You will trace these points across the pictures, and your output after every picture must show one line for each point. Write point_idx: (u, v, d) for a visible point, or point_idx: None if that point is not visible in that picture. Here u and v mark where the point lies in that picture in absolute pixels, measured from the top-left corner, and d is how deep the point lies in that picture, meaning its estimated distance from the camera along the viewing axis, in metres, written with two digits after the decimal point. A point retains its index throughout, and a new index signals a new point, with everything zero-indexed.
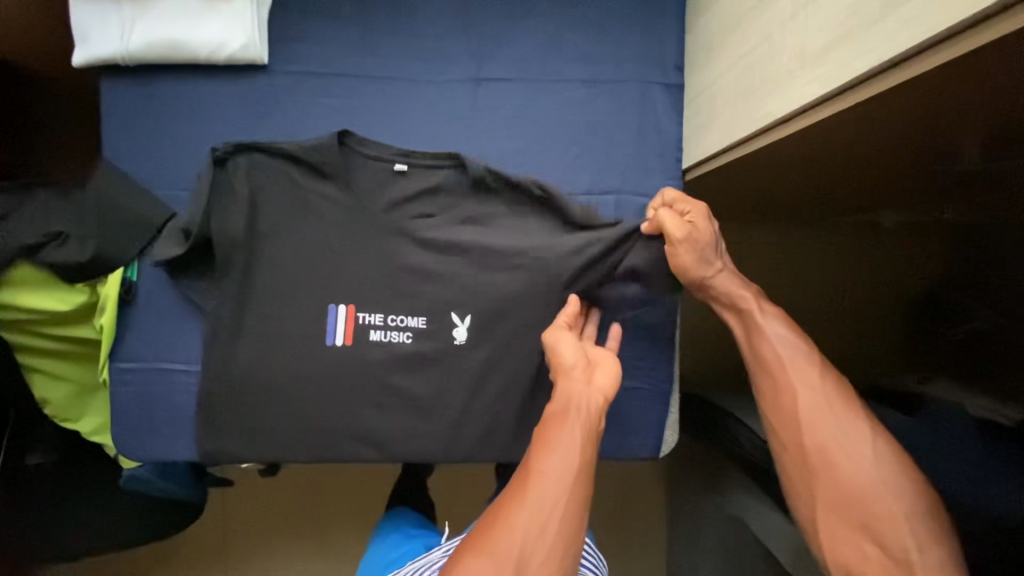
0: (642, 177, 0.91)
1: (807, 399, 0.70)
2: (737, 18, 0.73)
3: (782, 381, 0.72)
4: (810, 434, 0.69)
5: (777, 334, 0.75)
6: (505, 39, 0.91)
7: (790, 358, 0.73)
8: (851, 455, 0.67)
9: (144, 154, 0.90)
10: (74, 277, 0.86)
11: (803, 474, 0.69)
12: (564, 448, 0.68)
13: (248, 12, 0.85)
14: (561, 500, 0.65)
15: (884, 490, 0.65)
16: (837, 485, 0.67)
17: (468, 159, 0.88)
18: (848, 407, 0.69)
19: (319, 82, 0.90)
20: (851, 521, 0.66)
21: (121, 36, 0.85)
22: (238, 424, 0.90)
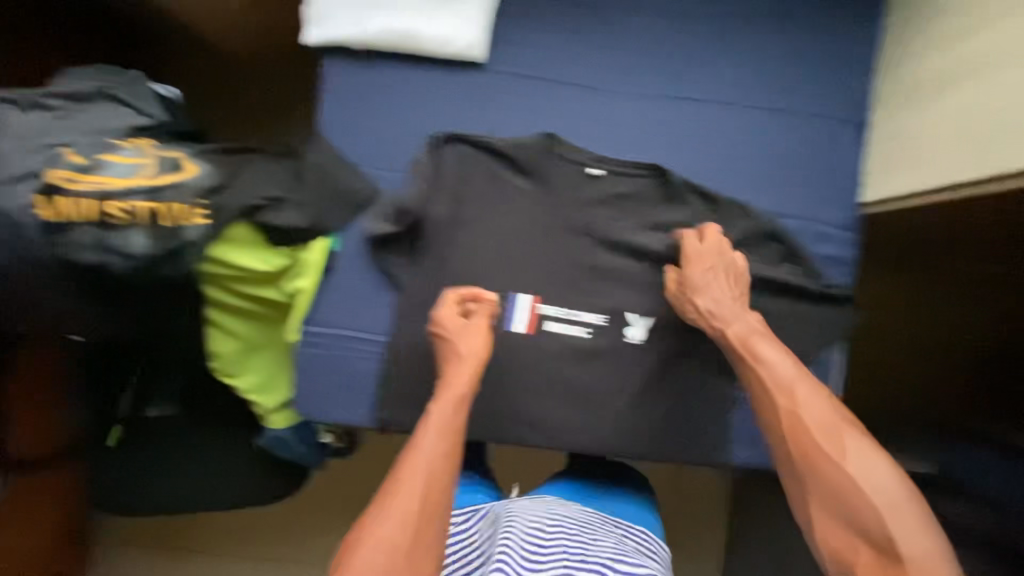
0: (821, 207, 0.95)
1: (791, 417, 0.74)
2: (960, 72, 0.78)
3: (806, 392, 0.75)
4: (792, 439, 0.73)
5: (766, 353, 0.80)
6: (704, 63, 0.96)
7: (787, 378, 0.77)
8: (834, 461, 0.70)
9: (356, 132, 0.95)
10: (285, 241, 0.91)
11: (800, 482, 0.72)
12: (433, 439, 0.75)
13: (480, 14, 0.91)
14: (440, 494, 0.70)
15: (877, 490, 0.67)
16: (824, 490, 0.69)
17: (664, 170, 0.94)
18: (846, 423, 0.72)
19: (530, 86, 0.95)
20: (842, 519, 0.68)
21: (357, 22, 0.91)
22: (415, 396, 0.95)
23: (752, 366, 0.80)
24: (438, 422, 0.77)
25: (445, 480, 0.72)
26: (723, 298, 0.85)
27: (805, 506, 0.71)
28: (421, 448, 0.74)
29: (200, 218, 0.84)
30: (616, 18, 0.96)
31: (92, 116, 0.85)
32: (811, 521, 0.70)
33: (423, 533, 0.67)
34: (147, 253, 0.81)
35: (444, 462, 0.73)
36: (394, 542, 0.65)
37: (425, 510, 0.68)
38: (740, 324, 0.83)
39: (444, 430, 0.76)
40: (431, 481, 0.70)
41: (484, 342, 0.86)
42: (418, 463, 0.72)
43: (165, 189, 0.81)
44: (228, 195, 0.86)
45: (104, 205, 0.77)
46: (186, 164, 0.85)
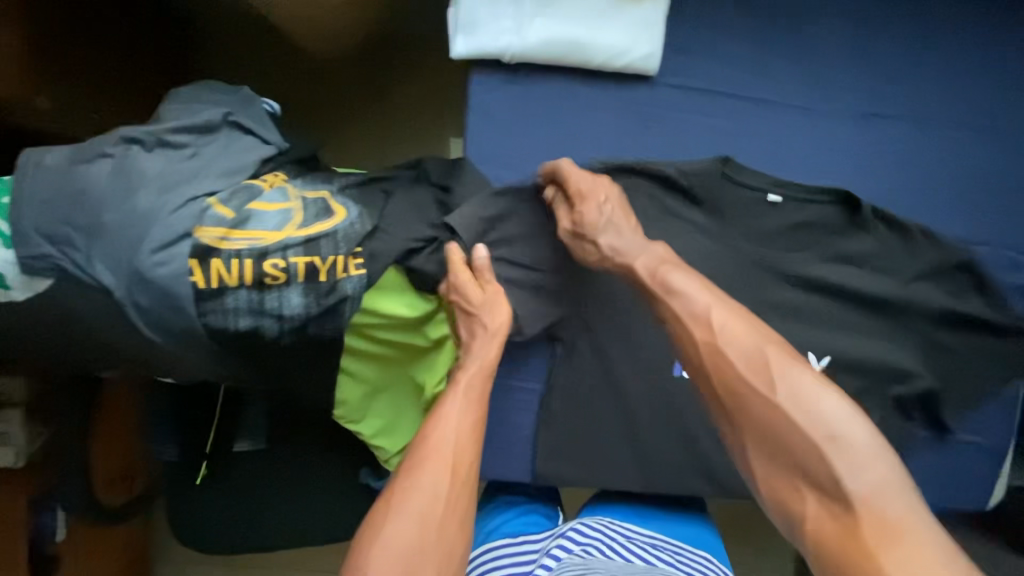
0: (1014, 232, 0.87)
1: (736, 353, 0.64)
2: None
3: (741, 326, 0.65)
4: (768, 414, 0.59)
5: (688, 290, 0.70)
6: (897, 75, 0.86)
7: (703, 314, 0.67)
8: (756, 396, 0.60)
9: (505, 157, 0.83)
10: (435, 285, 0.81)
11: (743, 422, 0.61)
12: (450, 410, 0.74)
13: (658, 19, 0.79)
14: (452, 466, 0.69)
15: (836, 429, 0.56)
16: (766, 429, 0.59)
17: (852, 198, 0.84)
18: (787, 359, 0.62)
19: (702, 101, 0.84)
20: (781, 461, 0.58)
21: (516, 30, 0.78)
22: (574, 448, 0.87)
23: (665, 301, 0.71)
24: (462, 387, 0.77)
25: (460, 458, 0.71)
26: (697, 295, 0.69)
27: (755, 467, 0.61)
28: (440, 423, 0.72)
29: (357, 268, 0.73)
30: (802, 20, 0.85)
31: (221, 149, 0.73)
32: (750, 471, 0.61)
33: (438, 522, 0.65)
34: (304, 312, 0.71)
35: (461, 442, 0.72)
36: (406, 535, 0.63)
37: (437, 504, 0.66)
38: (690, 303, 0.68)
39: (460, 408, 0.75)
40: (452, 460, 0.70)
41: (506, 313, 0.80)
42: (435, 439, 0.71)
43: (321, 239, 0.70)
44: (382, 238, 0.75)
45: (261, 264, 0.67)
46: (334, 206, 0.73)
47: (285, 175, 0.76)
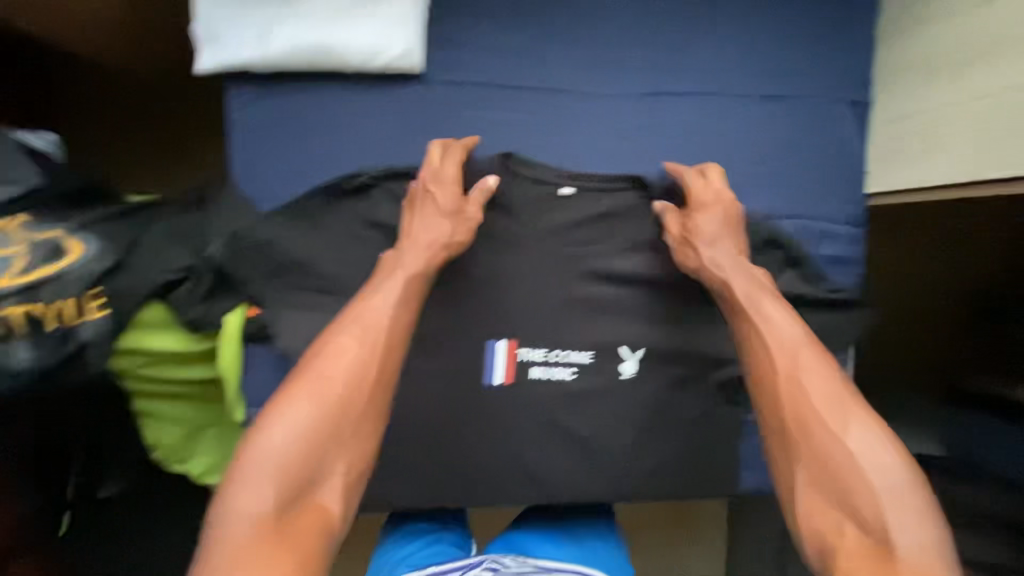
0: (820, 201, 0.84)
1: (819, 381, 0.63)
2: (982, 48, 0.67)
3: (810, 362, 0.64)
4: (791, 410, 0.62)
5: (770, 313, 0.68)
6: (685, 49, 0.82)
7: (790, 342, 0.66)
8: (833, 431, 0.60)
9: (272, 173, 0.78)
10: (192, 322, 0.74)
11: (785, 453, 0.62)
12: (341, 348, 0.62)
13: (411, 14, 0.74)
14: (335, 410, 0.59)
15: (867, 468, 0.58)
16: (841, 465, 0.58)
17: (644, 179, 0.81)
18: (856, 409, 0.61)
19: (480, 95, 0.79)
20: (832, 497, 0.58)
21: (258, 38, 0.73)
22: (389, 469, 0.84)
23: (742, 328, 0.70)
24: (364, 324, 0.65)
25: (383, 353, 0.64)
26: (727, 250, 0.74)
27: (783, 456, 0.62)
28: (337, 359, 0.62)
29: (96, 310, 0.68)
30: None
31: None
32: (789, 496, 0.61)
33: (352, 422, 0.60)
34: (36, 364, 0.67)
35: (392, 340, 0.65)
36: (313, 428, 0.58)
37: (352, 404, 0.60)
38: (716, 258, 0.74)
39: (366, 350, 0.63)
40: (338, 399, 0.60)
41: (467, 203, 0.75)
42: (364, 335, 0.64)
43: (41, 285, 0.66)
44: (128, 274, 0.71)
45: None
46: (67, 245, 0.68)
47: (27, 215, 0.71)
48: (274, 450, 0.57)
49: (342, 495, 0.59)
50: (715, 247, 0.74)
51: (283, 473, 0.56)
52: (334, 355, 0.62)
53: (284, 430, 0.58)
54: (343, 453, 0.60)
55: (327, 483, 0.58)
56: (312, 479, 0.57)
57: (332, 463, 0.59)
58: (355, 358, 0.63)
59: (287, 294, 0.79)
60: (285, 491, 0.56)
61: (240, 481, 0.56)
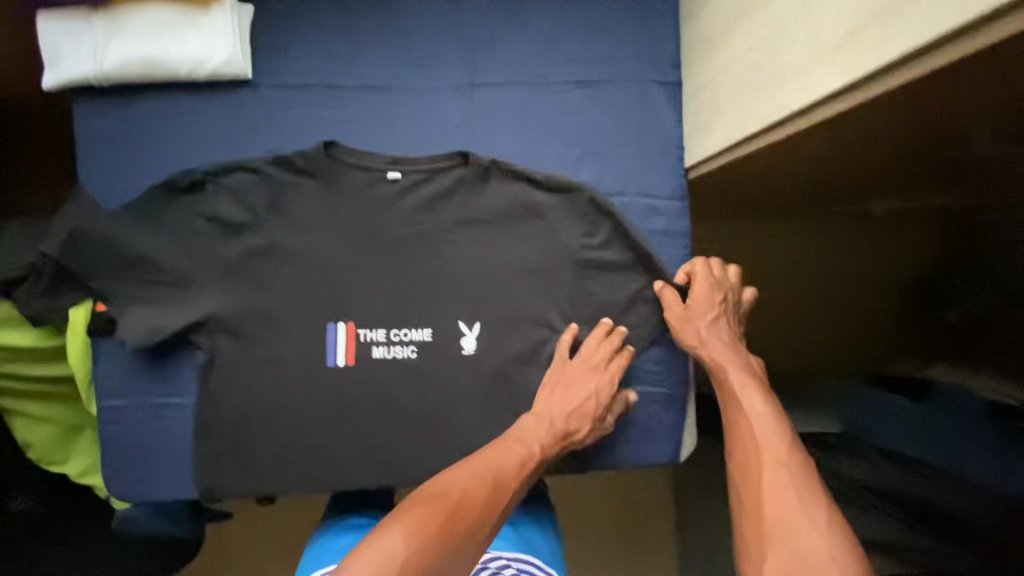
0: (644, 177, 0.88)
1: (778, 484, 0.64)
2: (734, 18, 0.73)
3: (777, 441, 0.68)
4: (764, 493, 0.64)
5: (753, 406, 0.73)
6: (499, 43, 0.87)
7: (769, 446, 0.68)
8: (799, 526, 0.60)
9: (119, 176, 0.85)
10: (40, 316, 0.80)
11: (757, 521, 0.63)
12: (467, 470, 0.71)
13: (230, 26, 0.81)
14: (473, 528, 0.64)
15: (821, 562, 0.56)
16: (798, 547, 0.58)
17: (468, 154, 0.86)
18: (818, 516, 0.60)
19: (307, 97, 0.86)
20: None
21: (92, 57, 0.81)
22: (237, 455, 0.86)
23: (731, 421, 0.74)
24: (494, 465, 0.72)
25: (496, 491, 0.69)
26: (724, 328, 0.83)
27: (748, 523, 0.63)
28: (454, 477, 0.69)
29: None
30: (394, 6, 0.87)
31: None
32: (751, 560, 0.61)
33: (451, 532, 0.62)
34: None
35: (505, 473, 0.72)
36: (416, 539, 0.59)
37: (474, 513, 0.66)
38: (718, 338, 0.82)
39: (487, 472, 0.71)
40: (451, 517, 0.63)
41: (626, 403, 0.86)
42: (503, 460, 0.73)
43: None
44: None
45: None
46: None
47: None
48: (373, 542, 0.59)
49: None
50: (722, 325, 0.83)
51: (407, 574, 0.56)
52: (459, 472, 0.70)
53: (399, 536, 0.59)
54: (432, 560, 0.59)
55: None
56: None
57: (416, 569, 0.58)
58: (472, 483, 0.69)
59: (120, 287, 0.82)
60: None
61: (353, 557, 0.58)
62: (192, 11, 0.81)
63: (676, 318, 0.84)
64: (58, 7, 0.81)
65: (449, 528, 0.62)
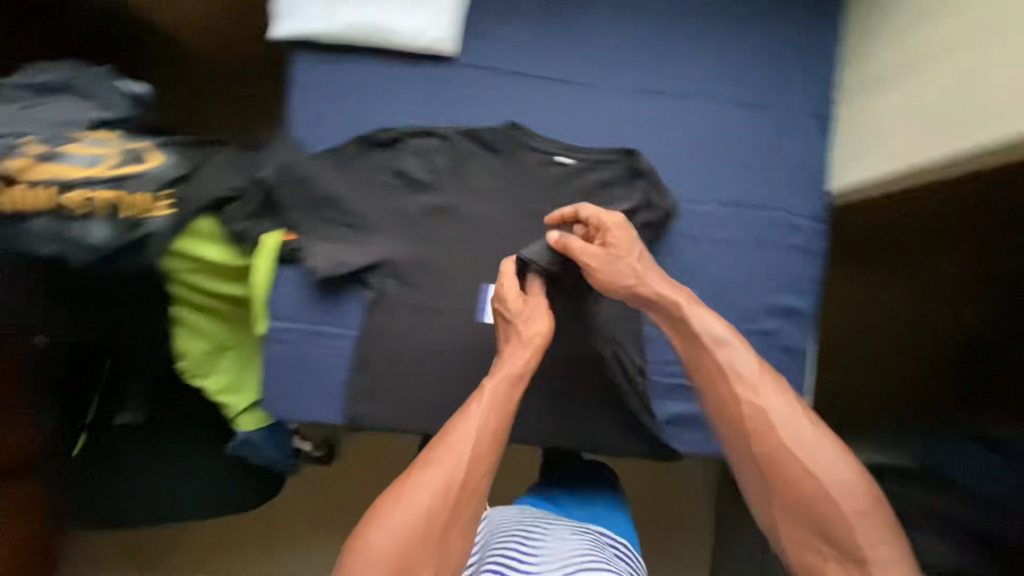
0: (788, 196, 0.97)
1: (784, 441, 0.64)
2: (913, 65, 0.82)
3: (774, 394, 0.66)
4: (763, 447, 0.65)
5: (726, 355, 0.70)
6: (674, 56, 0.97)
7: (763, 402, 0.66)
8: (805, 468, 0.62)
9: (322, 124, 0.94)
10: (239, 236, 0.88)
11: (761, 481, 0.65)
12: (458, 445, 0.69)
13: (449, 9, 0.92)
14: (452, 508, 0.66)
15: (840, 499, 0.61)
16: (810, 493, 0.62)
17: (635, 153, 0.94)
18: (830, 446, 0.63)
19: (499, 79, 0.96)
20: (804, 524, 0.62)
21: (326, 14, 0.91)
22: (384, 390, 0.93)
23: (710, 380, 0.70)
24: (460, 446, 0.69)
25: (469, 475, 0.68)
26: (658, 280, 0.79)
27: (750, 476, 0.66)
28: (431, 471, 0.67)
29: (164, 208, 0.82)
30: (586, 12, 0.97)
31: (60, 105, 0.85)
32: (763, 511, 0.66)
33: (444, 528, 0.65)
34: (107, 245, 0.79)
35: (478, 448, 0.69)
36: (411, 534, 0.63)
37: (466, 503, 0.67)
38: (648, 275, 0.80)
39: (457, 448, 0.69)
40: (436, 508, 0.65)
41: (547, 323, 0.82)
42: (453, 443, 0.69)
43: (128, 179, 0.80)
44: (193, 185, 0.86)
45: (60, 194, 0.75)
46: (148, 155, 0.84)
47: (122, 132, 0.87)
48: (372, 549, 0.62)
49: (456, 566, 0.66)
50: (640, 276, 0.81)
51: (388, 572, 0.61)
52: (428, 463, 0.68)
53: (385, 533, 0.63)
54: (433, 560, 0.64)
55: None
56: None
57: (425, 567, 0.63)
58: (446, 468, 0.67)
59: (314, 221, 0.93)
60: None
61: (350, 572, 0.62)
62: None
63: (600, 262, 0.81)
64: None
65: (432, 520, 0.64)
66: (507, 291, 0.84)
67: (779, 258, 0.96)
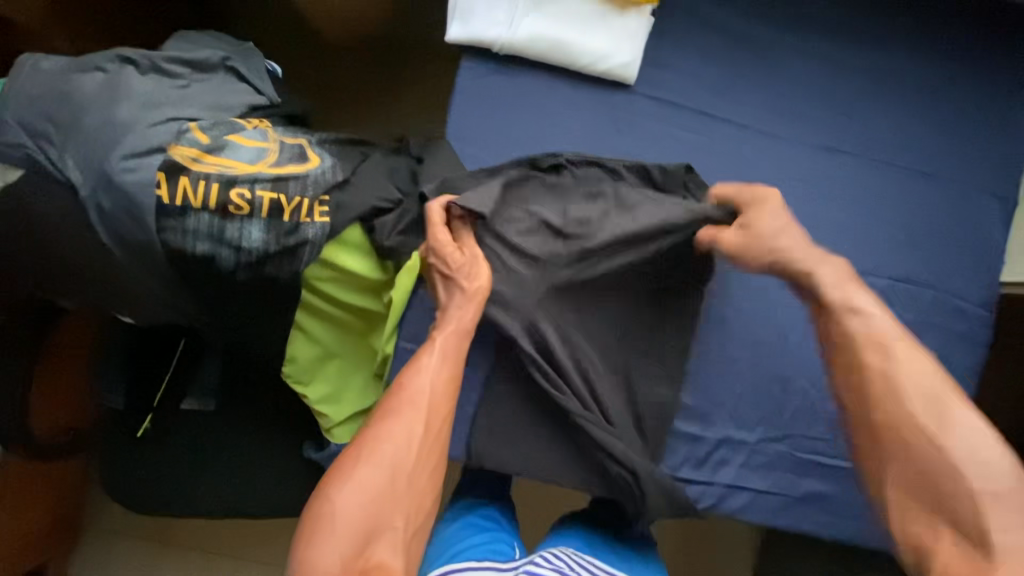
0: (959, 280, 0.91)
1: (925, 404, 0.61)
2: None
3: (896, 349, 0.64)
4: (895, 408, 0.61)
5: (863, 304, 0.68)
6: (863, 115, 0.91)
7: (881, 342, 0.65)
8: (937, 436, 0.59)
9: (483, 139, 0.88)
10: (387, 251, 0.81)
11: (885, 443, 0.61)
12: (414, 405, 0.70)
13: (640, 34, 0.85)
14: (417, 462, 0.68)
15: (974, 470, 0.57)
16: (933, 461, 0.58)
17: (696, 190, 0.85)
18: (960, 411, 0.60)
19: (677, 115, 0.89)
20: (923, 497, 0.58)
21: (508, 23, 0.84)
22: (514, 431, 0.87)
23: (834, 321, 0.68)
24: (415, 399, 0.70)
25: (429, 429, 0.70)
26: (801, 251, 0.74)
27: (868, 438, 0.63)
28: (393, 424, 0.69)
29: (320, 215, 0.76)
30: (778, 55, 0.91)
31: (211, 89, 0.76)
32: (878, 479, 0.62)
33: (410, 481, 0.67)
34: (262, 248, 0.73)
35: (434, 402, 0.71)
36: (380, 490, 0.65)
37: (427, 454, 0.69)
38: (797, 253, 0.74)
39: (418, 404, 0.70)
40: (395, 462, 0.67)
41: (487, 279, 0.79)
42: (415, 395, 0.71)
43: (289, 180, 0.73)
44: (351, 192, 0.78)
45: (226, 191, 0.69)
46: (309, 154, 0.77)
47: (271, 122, 0.79)
48: (341, 505, 0.64)
49: (429, 513, 0.69)
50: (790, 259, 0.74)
51: (360, 528, 0.63)
52: (392, 420, 0.69)
53: (354, 492, 0.64)
54: (402, 512, 0.65)
55: (386, 545, 0.63)
56: (379, 533, 0.63)
57: (395, 519, 0.64)
58: (412, 423, 0.69)
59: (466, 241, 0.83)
60: (353, 547, 0.62)
61: (318, 530, 0.63)
62: (609, 10, 0.85)
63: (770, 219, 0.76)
64: None
65: (391, 473, 0.66)
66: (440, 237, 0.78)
67: (943, 344, 0.91)
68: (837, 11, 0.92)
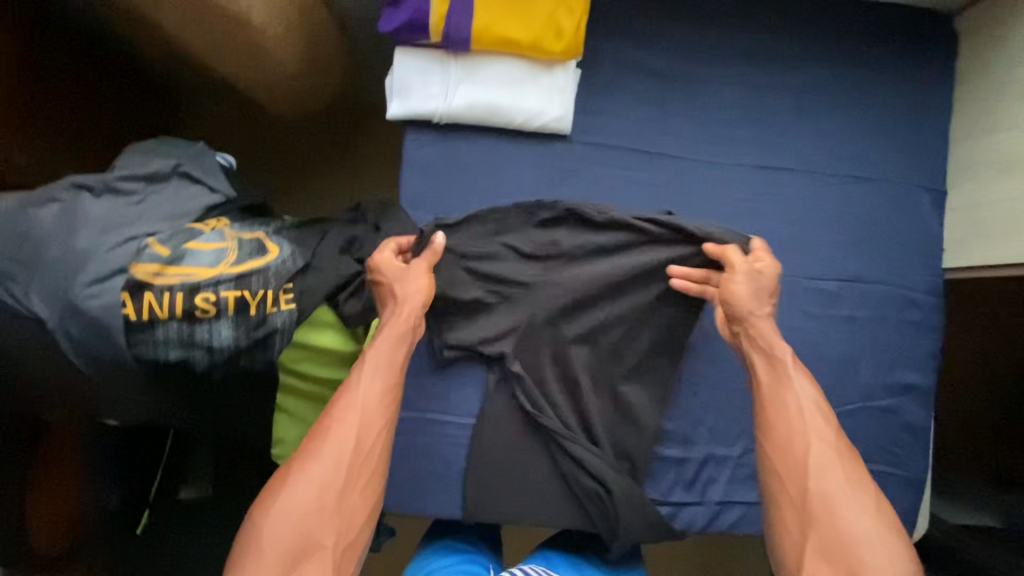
0: (905, 272, 0.96)
1: (838, 480, 0.66)
2: None
3: (815, 432, 0.69)
4: (818, 484, 0.66)
5: (802, 384, 0.72)
6: (790, 131, 0.96)
7: (810, 420, 0.70)
8: (852, 509, 0.65)
9: (432, 203, 0.92)
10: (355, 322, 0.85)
11: (799, 515, 0.66)
12: (346, 420, 0.70)
13: (569, 88, 0.90)
14: (349, 475, 0.68)
15: (877, 549, 0.63)
16: (842, 538, 0.63)
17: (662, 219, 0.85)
18: (867, 494, 0.66)
19: (616, 156, 0.94)
20: (835, 571, 0.63)
21: (443, 94, 0.89)
22: (501, 482, 0.89)
23: (761, 389, 0.73)
24: (351, 413, 0.70)
25: (364, 439, 0.70)
26: (763, 326, 0.76)
27: (785, 510, 0.67)
28: (325, 439, 0.69)
29: (286, 303, 0.78)
30: (703, 87, 0.96)
31: (167, 198, 0.80)
32: (791, 551, 0.66)
33: (341, 498, 0.67)
34: (233, 344, 0.75)
35: (372, 414, 0.71)
36: (312, 507, 0.65)
37: (360, 469, 0.69)
38: (761, 327, 0.76)
39: (352, 419, 0.70)
40: (327, 480, 0.67)
41: (425, 286, 0.79)
42: (350, 411, 0.70)
43: (251, 275, 0.76)
44: (314, 275, 0.81)
45: (192, 297, 0.72)
46: (267, 245, 0.80)
47: (229, 219, 0.83)
48: (268, 528, 0.64)
49: (368, 526, 0.69)
50: (750, 323, 0.77)
51: (288, 549, 0.63)
52: (325, 435, 0.69)
53: (284, 514, 0.64)
54: (334, 531, 0.65)
55: (316, 565, 0.63)
56: (310, 553, 0.64)
57: (324, 539, 0.65)
58: (344, 438, 0.69)
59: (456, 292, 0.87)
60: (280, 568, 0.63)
61: (245, 554, 0.63)
62: (538, 68, 0.89)
63: (745, 287, 0.78)
64: (417, 46, 0.89)
65: (321, 491, 0.66)
66: (384, 263, 0.80)
67: (899, 335, 0.95)
68: (754, 36, 0.97)
